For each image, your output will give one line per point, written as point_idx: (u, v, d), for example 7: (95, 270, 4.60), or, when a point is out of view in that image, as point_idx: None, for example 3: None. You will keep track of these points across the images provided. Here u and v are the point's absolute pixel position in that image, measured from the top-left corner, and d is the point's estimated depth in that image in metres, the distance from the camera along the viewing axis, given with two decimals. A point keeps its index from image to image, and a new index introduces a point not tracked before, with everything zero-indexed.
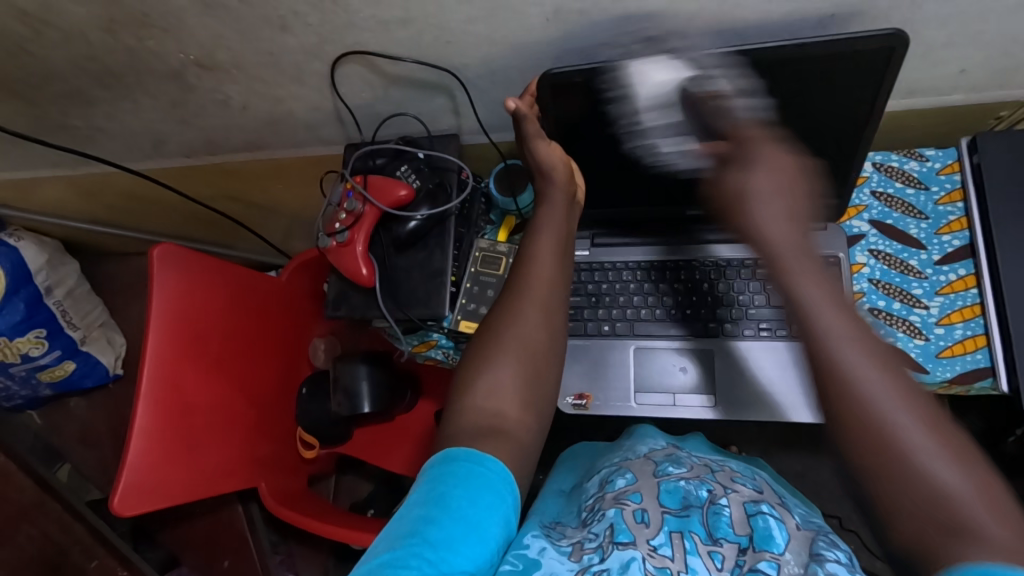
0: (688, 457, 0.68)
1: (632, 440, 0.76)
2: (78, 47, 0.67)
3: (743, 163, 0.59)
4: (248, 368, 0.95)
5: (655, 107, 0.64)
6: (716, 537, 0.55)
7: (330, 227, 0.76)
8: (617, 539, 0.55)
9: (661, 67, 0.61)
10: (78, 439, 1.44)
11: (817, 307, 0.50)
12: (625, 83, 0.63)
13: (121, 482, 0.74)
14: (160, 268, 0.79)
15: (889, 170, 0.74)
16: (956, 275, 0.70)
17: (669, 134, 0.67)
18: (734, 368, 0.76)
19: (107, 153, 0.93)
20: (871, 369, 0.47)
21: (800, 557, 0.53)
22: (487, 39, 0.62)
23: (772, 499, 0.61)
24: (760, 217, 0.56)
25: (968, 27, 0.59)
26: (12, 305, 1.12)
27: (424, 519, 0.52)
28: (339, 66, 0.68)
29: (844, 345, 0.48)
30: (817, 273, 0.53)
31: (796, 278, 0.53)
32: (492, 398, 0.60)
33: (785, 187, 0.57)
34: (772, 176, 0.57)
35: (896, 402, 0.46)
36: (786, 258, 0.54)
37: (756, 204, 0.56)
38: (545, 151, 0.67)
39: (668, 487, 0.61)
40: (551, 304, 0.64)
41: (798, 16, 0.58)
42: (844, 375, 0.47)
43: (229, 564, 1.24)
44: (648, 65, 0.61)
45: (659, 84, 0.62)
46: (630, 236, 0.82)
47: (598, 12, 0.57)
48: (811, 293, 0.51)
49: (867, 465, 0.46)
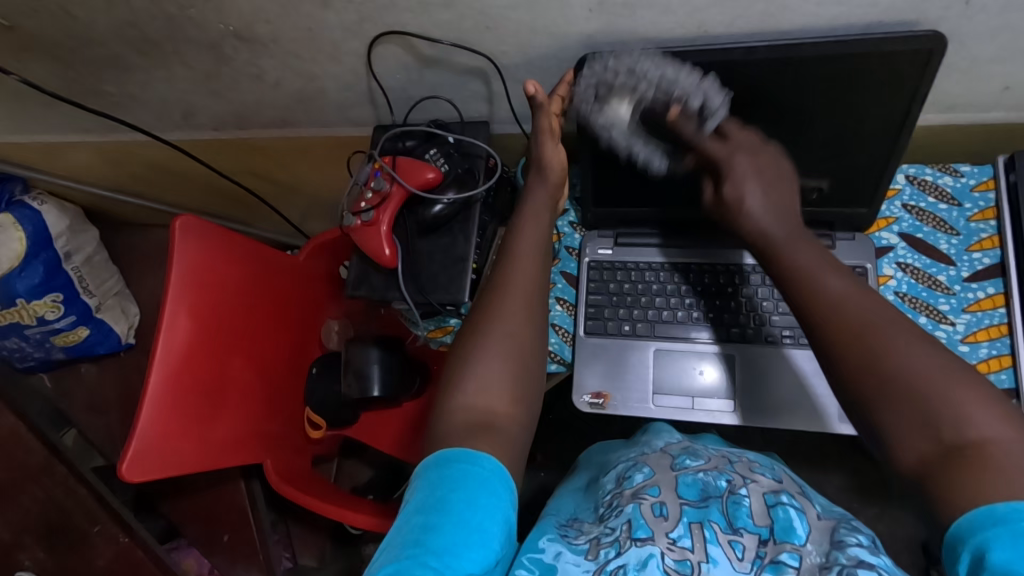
0: (705, 450, 0.69)
1: (647, 434, 0.76)
2: (119, 11, 0.68)
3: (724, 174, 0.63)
4: (261, 343, 0.95)
5: (630, 136, 0.68)
6: (736, 527, 0.55)
7: (356, 206, 0.76)
8: (635, 535, 0.55)
9: (617, 104, 0.66)
10: (86, 406, 1.45)
11: (817, 271, 0.56)
12: (610, 129, 0.68)
13: (132, 446, 0.75)
14: (182, 239, 0.80)
15: (923, 183, 0.72)
16: (984, 294, 0.69)
17: (647, 150, 0.69)
18: (797, 372, 0.71)
19: (139, 121, 0.93)
20: (882, 317, 0.51)
21: (822, 547, 0.53)
22: (527, 27, 0.62)
23: (792, 489, 0.61)
24: (755, 216, 0.61)
25: (1017, 43, 0.58)
26: (32, 268, 1.14)
27: (424, 526, 0.52)
28: (377, 46, 0.68)
29: (850, 308, 0.53)
30: (810, 248, 0.58)
31: (790, 253, 0.58)
32: (482, 394, 0.60)
33: (764, 180, 0.63)
34: (759, 162, 0.63)
35: (919, 357, 0.48)
36: (780, 240, 0.59)
37: (747, 202, 0.62)
38: (552, 152, 0.70)
39: (686, 479, 0.61)
40: (533, 297, 0.66)
41: (843, 22, 0.58)
42: (866, 332, 0.51)
43: (228, 538, 1.27)
44: (610, 104, 0.66)
45: (622, 115, 0.67)
46: (654, 237, 0.77)
47: (641, 5, 0.58)
48: (799, 257, 0.57)
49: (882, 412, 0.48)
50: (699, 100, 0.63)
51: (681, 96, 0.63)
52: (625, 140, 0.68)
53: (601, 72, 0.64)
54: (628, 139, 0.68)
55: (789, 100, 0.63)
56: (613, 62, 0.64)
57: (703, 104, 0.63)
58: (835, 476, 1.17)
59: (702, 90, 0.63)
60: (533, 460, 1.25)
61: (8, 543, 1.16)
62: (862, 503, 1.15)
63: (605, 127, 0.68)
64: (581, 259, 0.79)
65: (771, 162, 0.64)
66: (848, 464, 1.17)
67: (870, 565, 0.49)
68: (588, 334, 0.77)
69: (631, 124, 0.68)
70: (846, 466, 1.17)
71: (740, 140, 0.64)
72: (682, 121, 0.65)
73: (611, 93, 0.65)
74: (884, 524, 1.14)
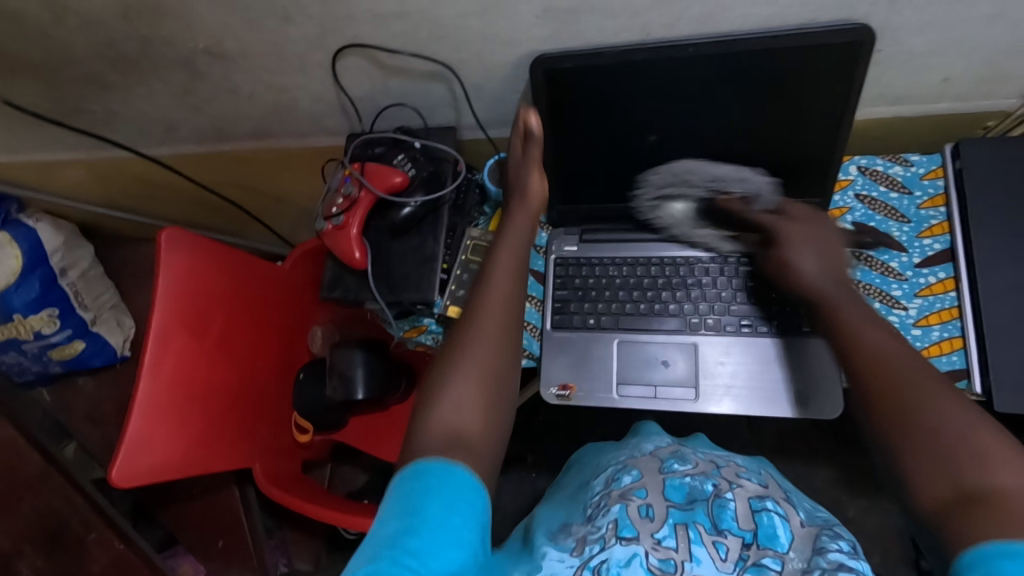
0: (694, 454, 0.71)
1: (639, 437, 0.80)
2: (94, 31, 0.71)
3: (780, 240, 0.65)
4: (247, 350, 0.98)
5: (694, 227, 0.76)
6: (721, 529, 0.56)
7: (328, 211, 0.80)
8: (621, 534, 0.57)
9: (674, 203, 0.75)
10: (85, 418, 1.48)
11: (852, 317, 0.56)
12: (676, 224, 0.77)
13: (120, 452, 0.77)
14: (168, 250, 0.83)
15: (874, 173, 0.75)
16: (935, 278, 0.71)
17: (711, 236, 0.75)
18: (758, 359, 0.73)
19: (123, 138, 0.97)
20: (910, 360, 0.51)
21: (804, 554, 0.55)
22: (481, 35, 0.65)
23: (778, 495, 0.63)
24: (807, 276, 0.62)
25: (946, 36, 0.61)
26: (28, 282, 1.18)
27: (399, 531, 0.51)
28: (340, 58, 0.71)
29: (874, 345, 0.53)
30: (852, 300, 0.59)
31: (833, 304, 0.58)
32: (455, 416, 0.58)
33: (817, 246, 0.64)
34: (807, 233, 0.65)
35: (937, 398, 0.48)
36: (825, 291, 0.60)
37: (800, 264, 0.63)
38: (536, 181, 0.72)
39: (673, 483, 0.62)
40: (508, 323, 0.64)
41: (778, 18, 0.60)
42: (887, 366, 0.51)
43: (222, 545, 1.31)
44: (672, 203, 0.75)
45: (680, 208, 0.75)
46: (616, 234, 0.80)
47: (584, 11, 0.60)
48: (842, 308, 0.57)
49: (904, 449, 0.47)
50: (750, 187, 0.72)
51: (729, 186, 0.72)
52: (689, 229, 0.76)
53: (656, 181, 0.74)
54: (693, 232, 0.76)
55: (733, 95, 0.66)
56: (664, 172, 0.74)
57: (750, 190, 0.72)
58: (822, 469, 1.18)
59: (747, 179, 0.72)
60: (525, 461, 1.26)
61: (6, 552, 1.15)
62: (852, 496, 1.17)
63: (669, 221, 0.77)
64: (548, 257, 0.81)
65: (820, 231, 0.65)
66: (835, 456, 1.18)
67: (849, 569, 0.52)
68: (554, 329, 0.79)
69: (688, 215, 0.75)
70: (833, 459, 1.18)
71: (792, 213, 0.68)
72: (736, 207, 0.71)
73: (675, 194, 0.74)
74: (874, 516, 1.15)
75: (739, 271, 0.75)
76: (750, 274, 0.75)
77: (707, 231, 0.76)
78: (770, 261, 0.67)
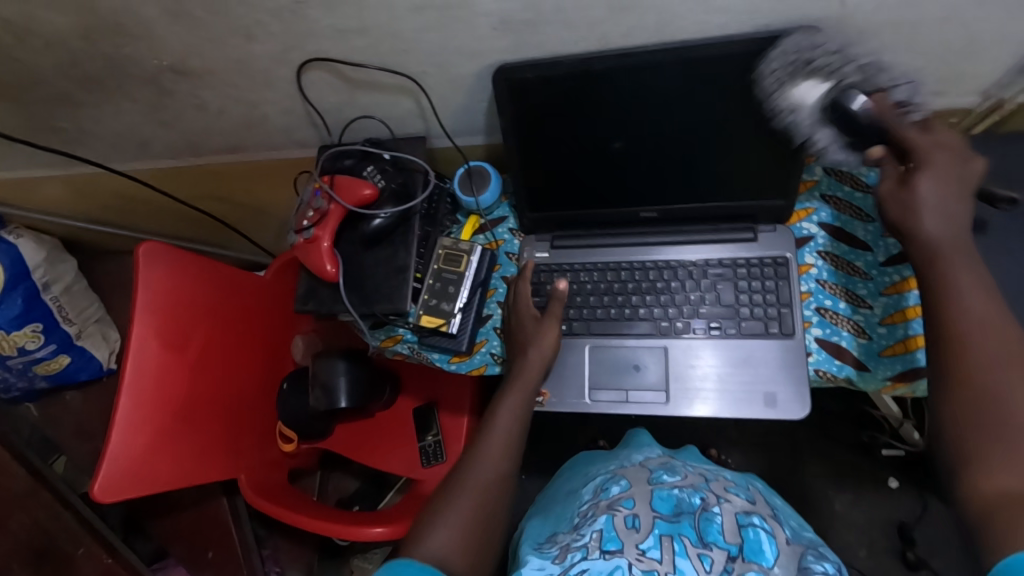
0: (683, 466, 0.72)
1: (630, 449, 0.81)
2: (59, 52, 0.71)
3: (924, 160, 0.57)
4: (229, 365, 0.98)
5: (814, 122, 0.63)
6: (707, 542, 0.57)
7: (300, 224, 0.80)
8: (605, 547, 0.58)
9: (810, 83, 0.61)
10: (74, 432, 1.48)
11: (956, 279, 0.54)
12: (797, 111, 0.63)
13: (102, 469, 0.77)
14: (147, 263, 0.83)
15: (839, 174, 0.76)
16: (900, 276, 0.71)
17: (829, 140, 0.63)
18: (727, 361, 0.73)
19: (96, 154, 0.97)
20: (1005, 336, 0.51)
21: (788, 572, 0.56)
22: (443, 48, 0.65)
23: (763, 511, 0.63)
24: (939, 219, 0.56)
25: (898, 39, 0.62)
26: (10, 299, 1.17)
27: None
28: (305, 72, 0.72)
29: (965, 316, 0.52)
30: (970, 267, 0.55)
31: (939, 261, 0.56)
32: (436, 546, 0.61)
33: (950, 184, 0.57)
34: (946, 170, 0.57)
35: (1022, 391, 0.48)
36: (941, 250, 0.56)
37: (925, 207, 0.57)
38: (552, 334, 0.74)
39: (661, 494, 0.63)
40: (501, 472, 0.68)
41: (733, 25, 0.61)
42: (974, 341, 0.51)
43: (212, 555, 1.28)
44: (806, 82, 0.61)
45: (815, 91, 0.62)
46: (586, 241, 0.81)
47: (541, 23, 0.61)
48: (953, 272, 0.55)
49: (971, 437, 0.49)
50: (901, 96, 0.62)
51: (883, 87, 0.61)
52: (807, 121, 0.63)
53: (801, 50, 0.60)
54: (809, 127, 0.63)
55: (695, 99, 0.66)
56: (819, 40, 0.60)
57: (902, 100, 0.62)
58: (807, 463, 1.19)
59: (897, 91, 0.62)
60: None
61: None
62: (838, 489, 1.17)
63: (792, 107, 0.63)
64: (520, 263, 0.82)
65: (956, 170, 0.57)
66: (819, 451, 1.19)
67: None
68: None
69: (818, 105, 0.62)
70: (818, 453, 1.19)
71: (940, 138, 0.59)
72: (887, 114, 0.60)
73: (813, 74, 0.61)
74: (860, 509, 1.16)
75: (707, 274, 0.76)
76: (718, 276, 0.76)
77: (828, 133, 0.63)
78: (896, 186, 0.59)
